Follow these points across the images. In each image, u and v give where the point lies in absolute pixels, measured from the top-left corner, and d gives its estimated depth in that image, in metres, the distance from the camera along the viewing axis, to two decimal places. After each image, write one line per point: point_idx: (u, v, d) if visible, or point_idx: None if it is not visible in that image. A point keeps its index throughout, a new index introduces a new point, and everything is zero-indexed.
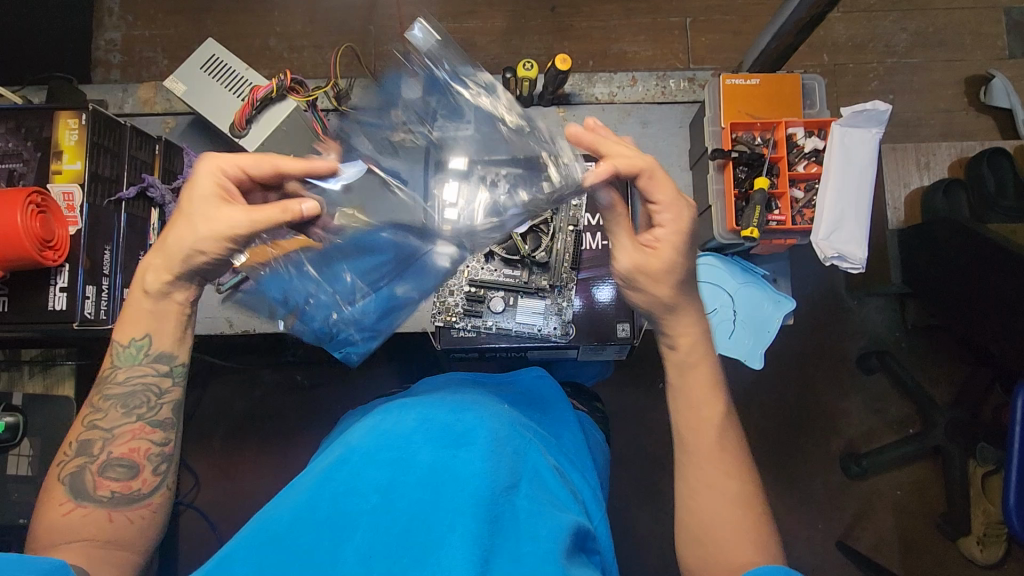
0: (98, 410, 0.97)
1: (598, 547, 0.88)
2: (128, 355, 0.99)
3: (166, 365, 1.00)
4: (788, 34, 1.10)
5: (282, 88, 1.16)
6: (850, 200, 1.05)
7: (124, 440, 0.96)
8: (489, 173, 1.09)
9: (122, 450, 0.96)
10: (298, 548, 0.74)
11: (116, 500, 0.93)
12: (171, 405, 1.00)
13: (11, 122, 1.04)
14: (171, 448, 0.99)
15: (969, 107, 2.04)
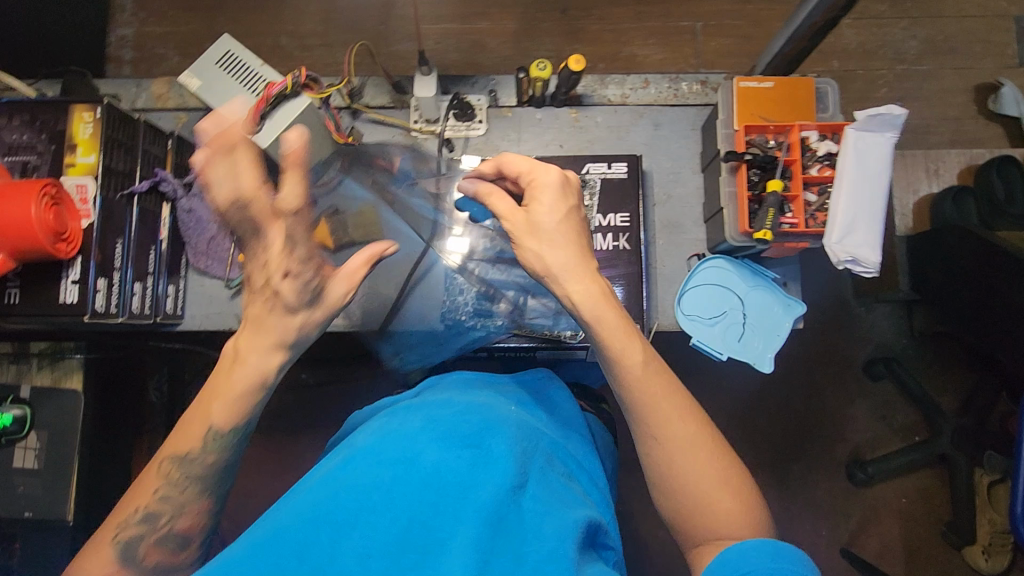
0: (169, 487, 0.88)
1: (611, 544, 0.88)
2: (217, 442, 0.88)
3: (237, 455, 0.91)
4: (801, 38, 1.10)
5: (297, 85, 1.12)
6: (865, 203, 1.05)
7: (187, 515, 0.89)
8: None
9: (181, 526, 0.88)
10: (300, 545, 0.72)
11: (160, 569, 0.87)
12: (229, 485, 0.94)
13: (26, 114, 1.05)
14: (219, 519, 0.94)
15: (978, 115, 2.04)
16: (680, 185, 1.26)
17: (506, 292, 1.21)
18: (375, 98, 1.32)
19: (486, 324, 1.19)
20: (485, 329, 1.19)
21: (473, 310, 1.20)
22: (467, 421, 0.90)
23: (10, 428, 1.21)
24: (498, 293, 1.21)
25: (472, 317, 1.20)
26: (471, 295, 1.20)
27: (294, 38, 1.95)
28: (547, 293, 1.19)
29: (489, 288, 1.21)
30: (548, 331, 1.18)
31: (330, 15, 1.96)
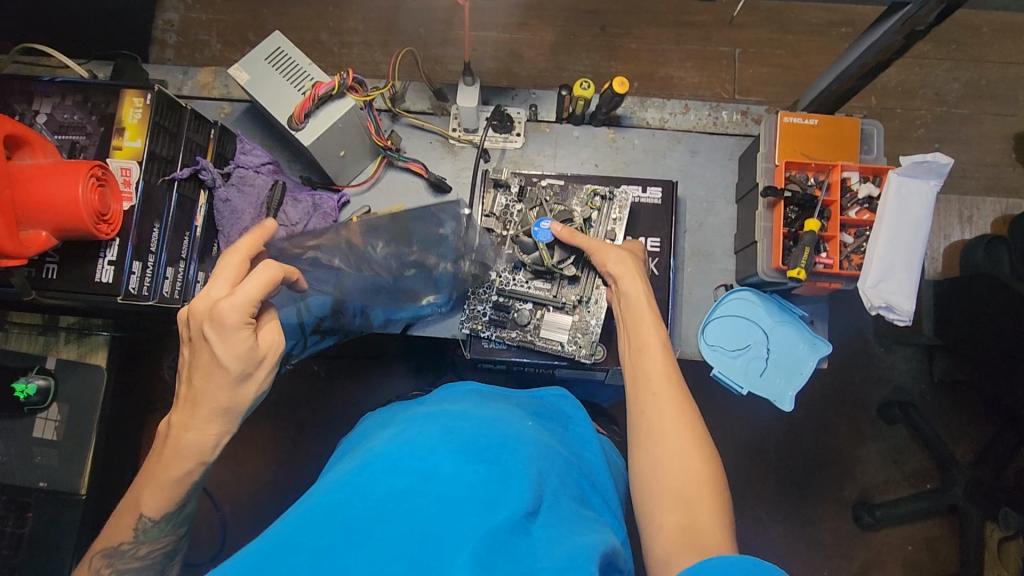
0: None
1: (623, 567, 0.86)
2: None
3: None
4: (850, 78, 1.09)
5: (343, 86, 1.13)
6: (900, 251, 1.03)
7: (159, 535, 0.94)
8: (528, 185, 1.22)
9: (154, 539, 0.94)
10: (314, 547, 0.71)
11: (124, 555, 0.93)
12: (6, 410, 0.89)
13: (79, 95, 1.07)
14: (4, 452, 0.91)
15: (1017, 163, 2.00)
16: (713, 214, 1.26)
17: (525, 303, 1.19)
18: (416, 103, 1.34)
19: (503, 335, 1.19)
20: (502, 341, 1.19)
21: (490, 321, 1.19)
22: (484, 435, 0.91)
23: (32, 398, 1.22)
24: (516, 304, 1.19)
25: (488, 327, 1.19)
26: (489, 306, 1.19)
27: (335, 34, 1.98)
28: (564, 308, 1.18)
29: (509, 299, 1.20)
30: (561, 348, 1.18)
31: (372, 15, 1.98)
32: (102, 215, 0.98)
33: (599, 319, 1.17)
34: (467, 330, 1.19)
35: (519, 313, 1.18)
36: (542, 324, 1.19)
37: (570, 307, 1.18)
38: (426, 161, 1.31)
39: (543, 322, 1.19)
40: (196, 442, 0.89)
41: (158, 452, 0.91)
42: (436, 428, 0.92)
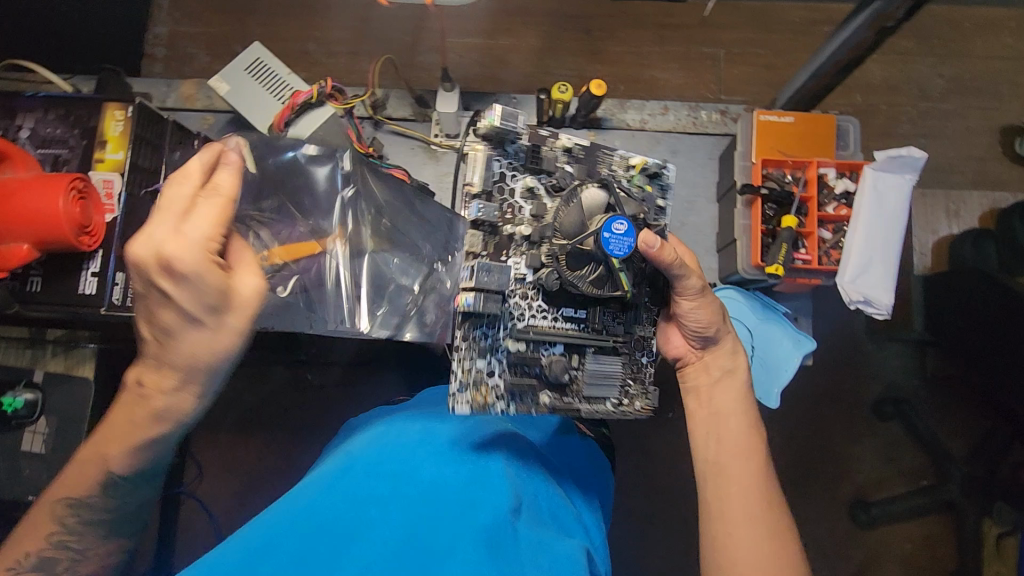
0: None
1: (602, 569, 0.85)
2: None
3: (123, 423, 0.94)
4: (826, 74, 1.11)
5: (323, 95, 1.18)
6: (878, 245, 1.04)
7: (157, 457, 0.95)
8: (545, 151, 1.00)
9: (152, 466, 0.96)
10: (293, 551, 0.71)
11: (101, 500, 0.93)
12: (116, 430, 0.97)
13: (61, 109, 1.08)
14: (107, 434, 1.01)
15: (1002, 157, 2.02)
16: (695, 214, 1.26)
17: (555, 347, 0.99)
18: (398, 110, 1.35)
19: (528, 402, 0.99)
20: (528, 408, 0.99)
21: (511, 383, 0.98)
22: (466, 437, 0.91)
23: (20, 412, 1.23)
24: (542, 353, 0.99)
25: (505, 397, 0.98)
26: (505, 360, 0.98)
27: (322, 44, 1.99)
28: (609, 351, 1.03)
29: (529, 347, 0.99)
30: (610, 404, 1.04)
31: (357, 24, 2.00)
32: (84, 227, 0.99)
33: (649, 359, 1.07)
34: (466, 405, 0.96)
35: (552, 361, 0.99)
36: (583, 371, 1.02)
37: (617, 349, 1.04)
38: (409, 167, 1.33)
39: (578, 370, 1.02)
40: (167, 405, 0.91)
41: (126, 408, 0.91)
42: (416, 432, 0.91)
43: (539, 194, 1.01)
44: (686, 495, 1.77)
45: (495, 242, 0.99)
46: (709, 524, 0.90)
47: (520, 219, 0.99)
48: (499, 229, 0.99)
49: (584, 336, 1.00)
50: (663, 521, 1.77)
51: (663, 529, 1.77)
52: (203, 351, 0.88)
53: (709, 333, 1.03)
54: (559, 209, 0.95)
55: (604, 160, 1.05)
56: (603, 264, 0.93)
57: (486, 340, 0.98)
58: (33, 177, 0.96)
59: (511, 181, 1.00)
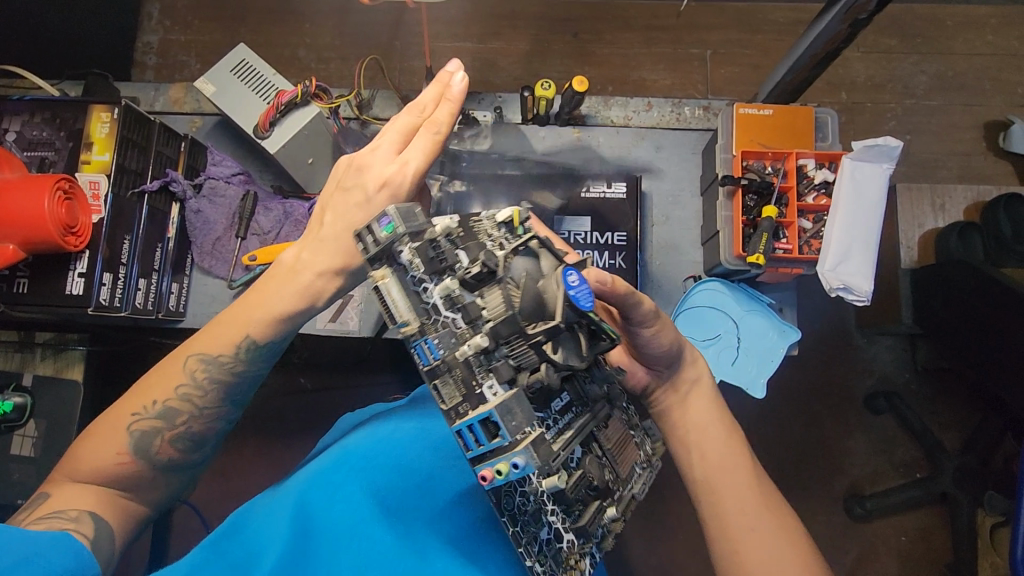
0: None
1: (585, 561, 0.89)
2: None
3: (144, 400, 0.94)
4: (804, 68, 1.13)
5: (307, 94, 1.17)
6: (856, 233, 1.06)
7: (205, 419, 0.96)
8: (438, 246, 0.76)
9: (201, 428, 0.96)
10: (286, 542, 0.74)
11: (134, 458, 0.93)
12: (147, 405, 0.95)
13: (47, 112, 1.09)
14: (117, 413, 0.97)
15: (987, 151, 2.04)
16: (680, 208, 1.28)
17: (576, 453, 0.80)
18: (384, 110, 1.34)
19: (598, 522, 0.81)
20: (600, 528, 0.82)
21: (569, 520, 0.80)
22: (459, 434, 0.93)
23: (9, 415, 1.22)
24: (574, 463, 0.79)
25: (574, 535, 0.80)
26: (554, 505, 0.79)
27: (312, 50, 2.01)
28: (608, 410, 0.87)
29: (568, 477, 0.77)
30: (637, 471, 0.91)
31: (347, 30, 2.02)
32: (71, 228, 0.99)
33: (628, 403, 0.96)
34: None
35: (586, 467, 0.79)
36: (609, 455, 0.85)
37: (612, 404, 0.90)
38: None
39: (605, 458, 0.84)
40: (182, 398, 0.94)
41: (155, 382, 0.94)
42: (412, 425, 0.93)
43: (458, 294, 0.76)
44: (681, 492, 1.78)
45: (467, 391, 0.74)
46: (718, 546, 0.89)
47: (471, 340, 0.74)
48: (453, 361, 0.74)
49: (589, 418, 0.82)
50: (658, 519, 1.77)
51: (658, 527, 1.76)
52: (343, 264, 0.98)
53: (677, 360, 0.99)
54: (502, 301, 0.75)
55: (477, 229, 0.82)
56: (575, 325, 0.77)
57: (506, 513, 0.77)
58: (17, 178, 0.97)
59: (428, 297, 0.76)
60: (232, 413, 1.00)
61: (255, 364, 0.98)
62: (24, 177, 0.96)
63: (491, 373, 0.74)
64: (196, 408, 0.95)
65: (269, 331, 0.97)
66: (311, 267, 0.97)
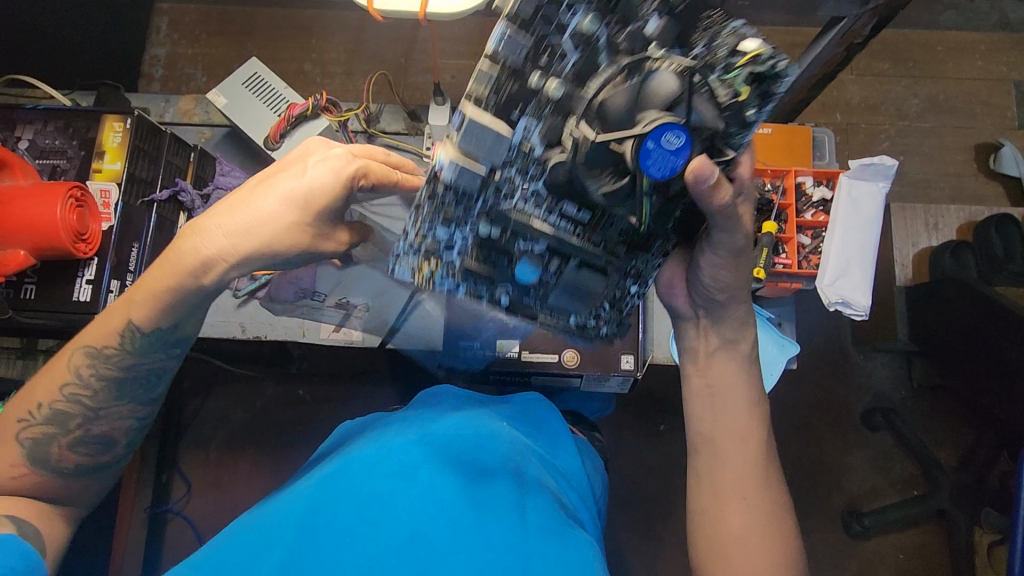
0: None
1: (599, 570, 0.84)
2: None
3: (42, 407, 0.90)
4: (802, 89, 1.17)
5: (316, 108, 1.20)
6: (854, 249, 1.10)
7: (103, 421, 0.93)
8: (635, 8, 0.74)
9: (101, 429, 0.93)
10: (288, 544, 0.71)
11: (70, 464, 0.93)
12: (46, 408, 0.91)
13: (60, 122, 1.11)
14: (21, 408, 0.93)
15: (978, 172, 2.08)
16: None
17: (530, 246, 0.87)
18: (391, 124, 1.38)
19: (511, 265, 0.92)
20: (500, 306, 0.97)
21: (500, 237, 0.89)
22: (463, 436, 0.88)
23: None
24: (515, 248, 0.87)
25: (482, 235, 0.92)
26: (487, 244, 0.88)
27: (317, 65, 2.04)
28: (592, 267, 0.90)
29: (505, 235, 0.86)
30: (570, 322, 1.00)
31: (353, 46, 2.05)
32: (81, 235, 1.00)
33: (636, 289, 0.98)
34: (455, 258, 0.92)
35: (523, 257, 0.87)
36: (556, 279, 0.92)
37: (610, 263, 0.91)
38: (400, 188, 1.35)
39: (548, 273, 0.91)
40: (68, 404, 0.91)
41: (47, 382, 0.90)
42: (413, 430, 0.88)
43: (597, 42, 0.75)
44: (679, 509, 1.77)
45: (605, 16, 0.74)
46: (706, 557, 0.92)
47: (603, 66, 0.75)
48: (531, 78, 0.75)
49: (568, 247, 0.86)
50: (656, 534, 1.76)
51: (656, 543, 1.76)
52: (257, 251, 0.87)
53: (717, 301, 0.97)
54: (613, 82, 0.74)
55: (708, 26, 0.76)
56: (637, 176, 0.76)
57: (466, 204, 0.83)
58: (28, 185, 0.98)
59: (577, 13, 0.73)
60: (139, 411, 0.96)
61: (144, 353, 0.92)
62: (35, 183, 0.98)
63: (562, 119, 0.76)
64: (89, 410, 0.92)
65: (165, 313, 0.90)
66: (215, 251, 0.86)
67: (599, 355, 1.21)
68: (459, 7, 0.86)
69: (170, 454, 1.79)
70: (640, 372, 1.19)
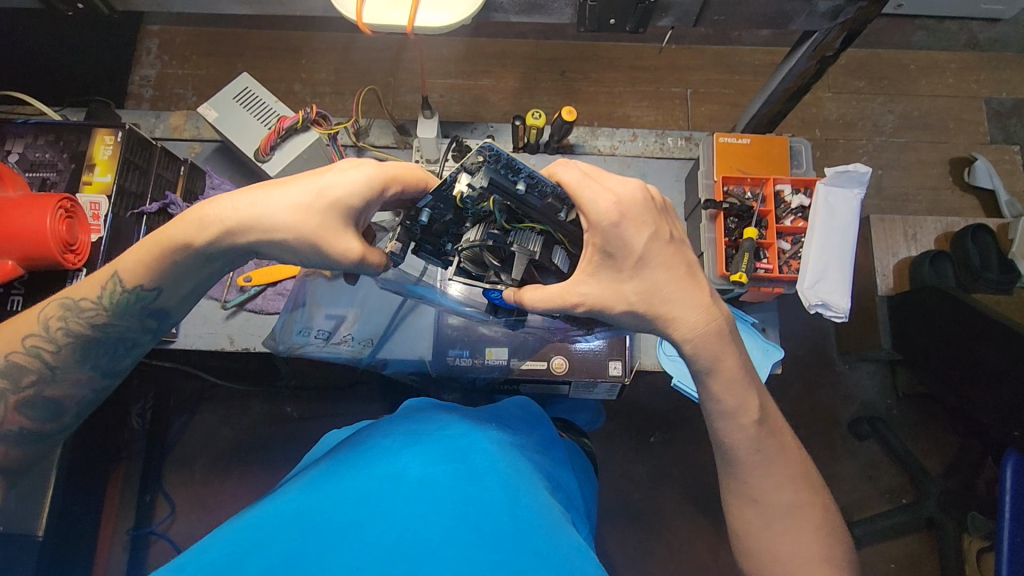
0: None
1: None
2: None
3: (0, 361, 0.91)
4: (777, 101, 1.21)
5: (307, 120, 1.20)
6: (833, 254, 1.13)
7: (59, 385, 0.95)
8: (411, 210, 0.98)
9: (55, 393, 0.95)
10: (282, 541, 0.70)
11: (24, 433, 0.96)
12: (7, 360, 0.91)
13: (50, 135, 1.12)
14: None
15: (954, 186, 2.14)
16: None
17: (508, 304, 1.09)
18: (380, 138, 1.42)
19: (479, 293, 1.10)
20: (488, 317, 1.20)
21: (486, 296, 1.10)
22: (451, 437, 0.89)
23: None
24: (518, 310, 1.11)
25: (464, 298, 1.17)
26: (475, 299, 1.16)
27: (307, 85, 2.07)
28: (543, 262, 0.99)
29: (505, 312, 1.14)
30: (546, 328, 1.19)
31: (342, 67, 2.09)
32: (70, 245, 1.01)
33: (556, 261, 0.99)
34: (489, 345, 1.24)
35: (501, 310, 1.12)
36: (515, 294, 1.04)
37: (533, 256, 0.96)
38: None
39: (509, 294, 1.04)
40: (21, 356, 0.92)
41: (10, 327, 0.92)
42: (401, 433, 0.89)
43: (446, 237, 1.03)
44: (671, 522, 1.77)
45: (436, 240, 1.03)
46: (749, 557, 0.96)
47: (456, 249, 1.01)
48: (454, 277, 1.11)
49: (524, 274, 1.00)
50: (647, 548, 1.75)
51: (648, 557, 1.75)
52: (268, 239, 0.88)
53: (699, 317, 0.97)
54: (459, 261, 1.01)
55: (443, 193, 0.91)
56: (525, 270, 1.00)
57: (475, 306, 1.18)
58: (12, 197, 0.98)
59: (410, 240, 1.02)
60: (96, 381, 0.99)
61: (119, 315, 0.95)
62: (21, 195, 0.98)
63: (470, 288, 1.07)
64: (47, 368, 0.94)
65: (148, 273, 0.91)
66: (219, 216, 0.87)
67: (588, 361, 1.22)
68: (441, 21, 0.87)
69: (153, 474, 1.76)
70: (628, 376, 1.20)
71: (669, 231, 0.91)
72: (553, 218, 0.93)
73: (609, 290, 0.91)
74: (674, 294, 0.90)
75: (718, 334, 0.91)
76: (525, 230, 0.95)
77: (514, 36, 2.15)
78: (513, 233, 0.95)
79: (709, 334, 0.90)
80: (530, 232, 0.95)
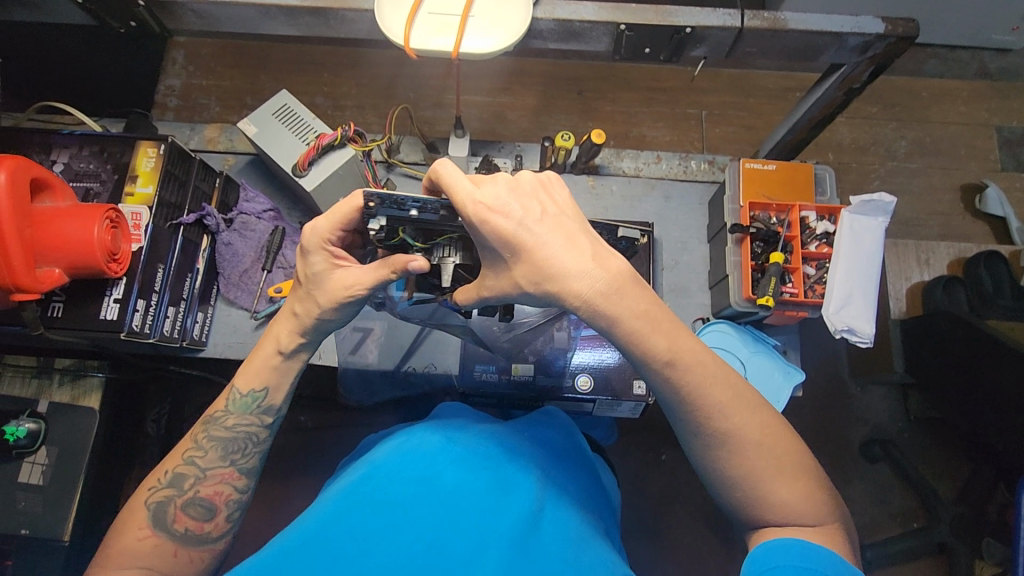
0: None
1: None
2: None
3: (160, 480, 0.92)
4: (802, 129, 1.24)
5: (345, 138, 1.22)
6: (857, 280, 1.15)
7: (212, 482, 0.94)
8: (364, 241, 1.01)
9: (210, 490, 0.93)
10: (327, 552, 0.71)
11: (188, 538, 0.89)
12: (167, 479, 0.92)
13: (95, 146, 1.15)
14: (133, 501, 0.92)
15: (965, 212, 2.17)
16: (687, 253, 1.35)
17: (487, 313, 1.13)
18: (411, 154, 1.46)
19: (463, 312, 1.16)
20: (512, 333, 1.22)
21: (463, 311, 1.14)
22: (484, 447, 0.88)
23: (22, 441, 1.28)
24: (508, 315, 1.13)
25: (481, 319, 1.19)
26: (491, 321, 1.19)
27: (330, 98, 2.11)
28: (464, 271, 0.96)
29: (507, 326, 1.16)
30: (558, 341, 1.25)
31: (364, 81, 2.13)
32: (114, 254, 1.04)
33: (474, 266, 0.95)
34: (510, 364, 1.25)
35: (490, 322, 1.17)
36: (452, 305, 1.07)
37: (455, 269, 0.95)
38: None
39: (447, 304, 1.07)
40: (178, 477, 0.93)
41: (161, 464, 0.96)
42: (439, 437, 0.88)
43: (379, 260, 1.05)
44: (682, 541, 1.77)
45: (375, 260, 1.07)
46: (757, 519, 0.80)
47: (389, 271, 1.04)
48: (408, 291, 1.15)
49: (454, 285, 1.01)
50: (660, 565, 1.75)
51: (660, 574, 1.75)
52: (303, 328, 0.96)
53: None
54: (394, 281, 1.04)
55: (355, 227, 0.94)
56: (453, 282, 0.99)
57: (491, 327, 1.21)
58: (61, 207, 1.01)
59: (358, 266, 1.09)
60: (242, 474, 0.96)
61: (245, 410, 0.98)
62: (73, 204, 1.01)
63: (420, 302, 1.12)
64: (202, 470, 0.94)
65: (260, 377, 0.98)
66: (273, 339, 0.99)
67: (612, 379, 1.25)
68: (484, 48, 0.90)
69: None
70: (652, 397, 1.22)
71: (544, 206, 0.78)
72: (454, 225, 0.89)
73: (506, 280, 0.82)
74: (567, 267, 0.76)
75: (609, 292, 0.76)
76: (440, 243, 0.95)
77: (533, 55, 2.19)
78: (435, 250, 0.95)
79: (597, 294, 0.76)
80: (448, 242, 0.94)
